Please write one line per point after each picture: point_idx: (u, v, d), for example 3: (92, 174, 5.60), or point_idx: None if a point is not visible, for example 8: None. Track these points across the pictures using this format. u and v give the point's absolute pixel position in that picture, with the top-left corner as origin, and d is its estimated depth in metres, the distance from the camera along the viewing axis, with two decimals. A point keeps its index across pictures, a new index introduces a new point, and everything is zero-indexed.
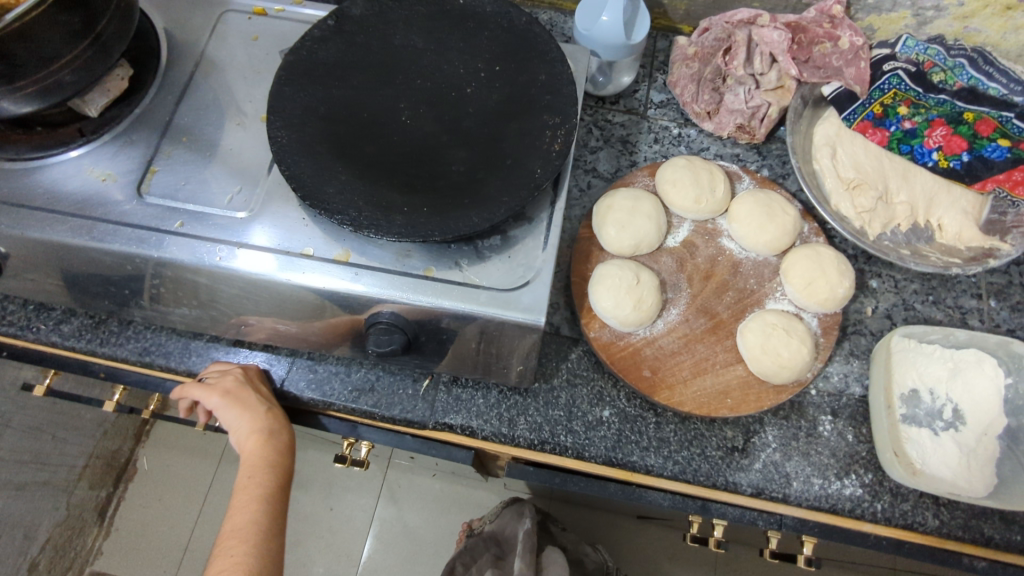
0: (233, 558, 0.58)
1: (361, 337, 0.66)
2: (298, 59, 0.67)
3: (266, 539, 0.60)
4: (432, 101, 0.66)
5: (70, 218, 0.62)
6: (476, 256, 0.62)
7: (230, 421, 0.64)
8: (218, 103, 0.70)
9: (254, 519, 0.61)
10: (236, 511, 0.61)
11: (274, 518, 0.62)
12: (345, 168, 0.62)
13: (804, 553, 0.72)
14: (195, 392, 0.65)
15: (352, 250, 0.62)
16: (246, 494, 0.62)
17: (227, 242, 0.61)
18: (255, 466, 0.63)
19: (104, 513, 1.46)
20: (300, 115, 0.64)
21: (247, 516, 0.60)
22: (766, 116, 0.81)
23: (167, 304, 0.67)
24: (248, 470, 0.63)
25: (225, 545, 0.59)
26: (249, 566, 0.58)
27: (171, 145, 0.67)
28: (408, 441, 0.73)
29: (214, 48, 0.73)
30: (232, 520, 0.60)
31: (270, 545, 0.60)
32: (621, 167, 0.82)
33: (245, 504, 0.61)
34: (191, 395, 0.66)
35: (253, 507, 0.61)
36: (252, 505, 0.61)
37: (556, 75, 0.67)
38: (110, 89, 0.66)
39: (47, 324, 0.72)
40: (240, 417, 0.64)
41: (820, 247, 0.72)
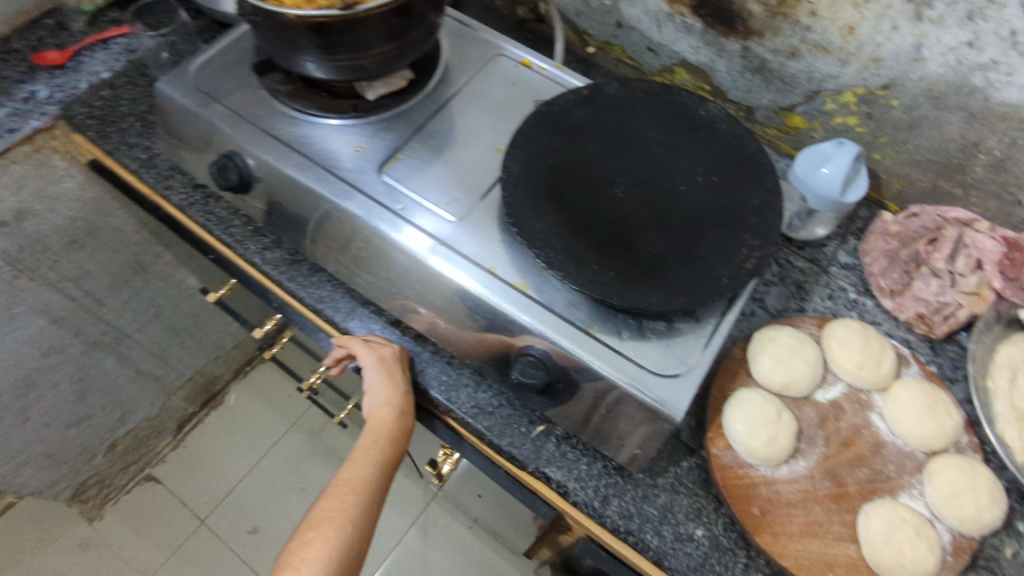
0: (343, 502, 0.64)
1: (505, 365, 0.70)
2: (548, 112, 0.76)
3: (372, 499, 0.66)
4: (647, 186, 0.72)
5: (321, 171, 0.73)
6: (638, 332, 0.65)
7: (374, 385, 0.70)
8: (467, 122, 0.79)
9: (368, 479, 0.66)
10: (355, 466, 0.67)
11: (382, 486, 0.68)
12: (555, 213, 0.68)
13: None
14: (357, 346, 0.73)
15: (531, 284, 0.67)
16: (368, 454, 0.68)
17: (433, 236, 0.69)
18: (381, 434, 0.69)
19: (182, 426, 1.61)
20: (533, 156, 0.72)
21: (363, 473, 0.67)
22: (952, 315, 0.80)
23: (357, 267, 0.75)
24: (375, 435, 0.69)
25: (338, 490, 0.65)
26: (352, 517, 0.63)
27: (419, 143, 0.77)
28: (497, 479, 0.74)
29: (480, 80, 0.84)
30: (350, 470, 0.67)
31: (373, 507, 0.66)
32: (788, 308, 0.83)
33: (364, 462, 0.67)
34: (354, 348, 0.73)
35: (369, 468, 0.67)
36: (369, 466, 0.67)
37: (768, 203, 0.71)
38: (391, 84, 0.79)
39: (255, 246, 0.81)
40: (384, 387, 0.70)
41: (975, 462, 0.69)
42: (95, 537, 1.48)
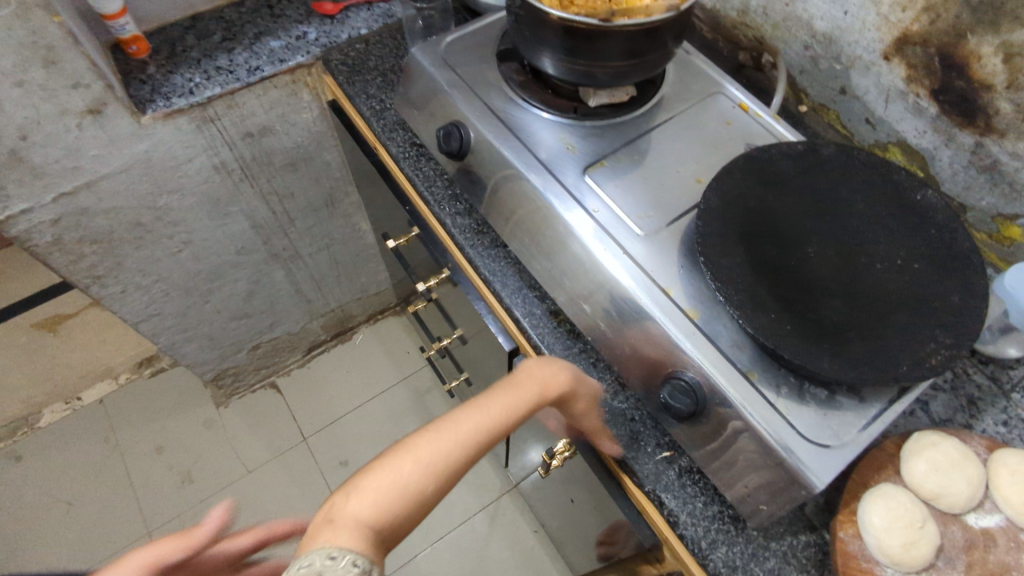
0: (437, 444, 0.56)
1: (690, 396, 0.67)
2: (758, 158, 0.77)
3: (467, 455, 0.58)
4: (843, 253, 0.70)
5: (531, 157, 0.79)
6: (797, 392, 0.65)
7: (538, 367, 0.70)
8: (676, 147, 0.82)
9: (475, 434, 0.59)
10: (468, 414, 0.61)
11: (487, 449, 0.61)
12: (744, 255, 0.69)
13: None
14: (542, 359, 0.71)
15: (701, 314, 0.69)
16: (486, 411, 0.62)
17: (618, 242, 0.73)
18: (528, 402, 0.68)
19: (312, 350, 1.77)
20: (734, 195, 0.73)
21: (471, 426, 0.59)
22: None
23: (534, 252, 0.80)
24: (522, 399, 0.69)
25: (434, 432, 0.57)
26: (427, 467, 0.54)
27: (625, 155, 0.81)
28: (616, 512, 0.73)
29: (696, 111, 0.86)
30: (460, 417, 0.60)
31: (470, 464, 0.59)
32: (953, 420, 0.78)
33: (479, 415, 0.61)
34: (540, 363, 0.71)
35: (482, 425, 0.60)
36: (483, 422, 0.60)
37: (971, 305, 0.67)
38: (613, 96, 0.85)
39: (450, 209, 0.88)
40: (547, 370, 0.70)
41: None
42: (217, 420, 1.68)
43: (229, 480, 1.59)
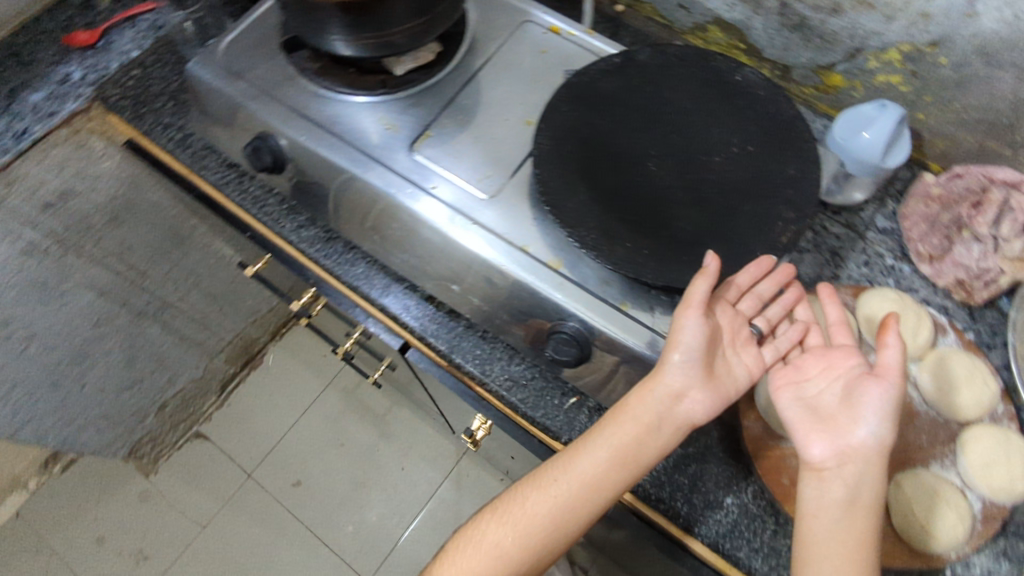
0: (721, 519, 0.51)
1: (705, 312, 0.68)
2: (578, 85, 0.74)
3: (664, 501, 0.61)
4: (681, 159, 0.70)
5: (353, 150, 0.73)
6: (671, 308, 0.67)
7: (693, 332, 0.62)
8: (497, 94, 0.78)
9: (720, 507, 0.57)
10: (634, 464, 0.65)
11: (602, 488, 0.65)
12: (588, 192, 0.67)
13: None
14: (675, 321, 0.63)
15: (564, 262, 0.68)
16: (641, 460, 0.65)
17: (466, 214, 0.70)
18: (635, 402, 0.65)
19: (225, 387, 1.69)
20: (564, 131, 0.71)
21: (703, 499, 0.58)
22: (994, 282, 0.78)
23: (390, 246, 0.77)
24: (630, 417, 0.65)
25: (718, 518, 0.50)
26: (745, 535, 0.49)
27: (449, 118, 0.76)
28: (580, 518, 0.65)
29: (509, 47, 0.82)
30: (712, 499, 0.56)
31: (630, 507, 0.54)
32: (822, 276, 0.82)
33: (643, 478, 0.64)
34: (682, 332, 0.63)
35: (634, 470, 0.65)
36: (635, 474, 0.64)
37: (806, 175, 0.69)
38: (418, 58, 0.78)
39: (290, 225, 0.83)
40: (704, 331, 0.63)
41: (1011, 433, 0.69)
42: (152, 489, 1.59)
43: (186, 542, 1.54)
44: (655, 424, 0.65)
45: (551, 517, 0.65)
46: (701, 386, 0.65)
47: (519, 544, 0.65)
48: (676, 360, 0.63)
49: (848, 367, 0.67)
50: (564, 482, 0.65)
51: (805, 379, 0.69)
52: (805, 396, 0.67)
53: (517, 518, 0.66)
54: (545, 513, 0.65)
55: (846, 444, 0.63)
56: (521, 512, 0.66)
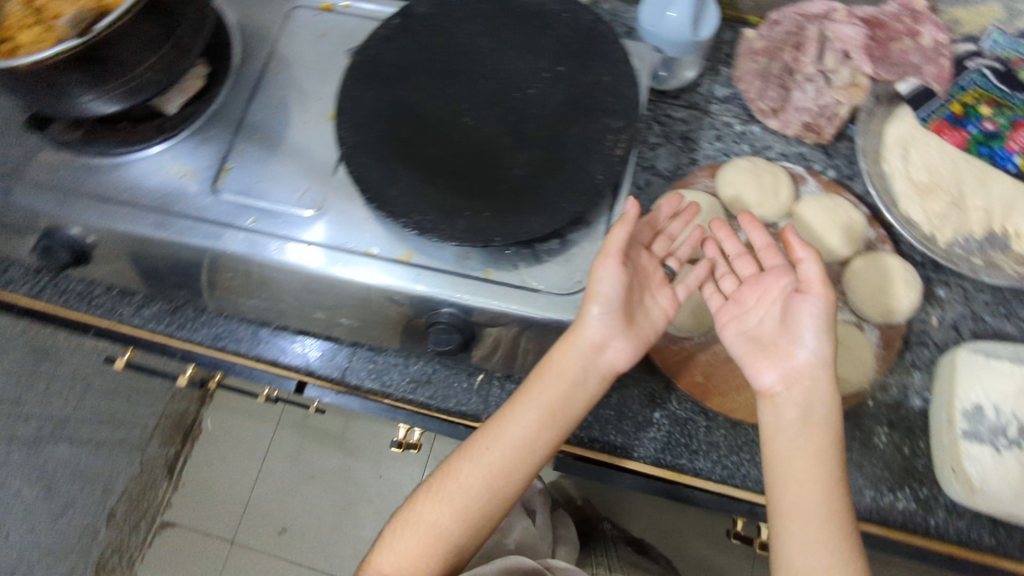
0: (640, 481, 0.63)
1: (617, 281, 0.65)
2: (364, 59, 0.67)
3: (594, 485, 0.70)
4: (494, 101, 0.66)
5: (152, 213, 0.65)
6: (534, 259, 0.63)
7: (613, 280, 0.61)
8: (287, 99, 0.71)
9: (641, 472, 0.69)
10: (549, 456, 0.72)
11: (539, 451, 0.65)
12: (410, 171, 0.62)
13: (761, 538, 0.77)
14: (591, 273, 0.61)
15: (414, 251, 0.64)
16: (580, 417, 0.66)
17: (296, 239, 0.64)
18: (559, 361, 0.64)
19: (173, 467, 1.53)
20: (365, 114, 0.65)
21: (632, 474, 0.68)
22: (835, 115, 0.78)
23: (239, 295, 0.71)
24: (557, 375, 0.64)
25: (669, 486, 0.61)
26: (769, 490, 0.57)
27: (244, 143, 0.69)
28: (515, 479, 0.64)
29: (284, 42, 0.74)
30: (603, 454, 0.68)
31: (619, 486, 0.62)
32: (681, 165, 0.81)
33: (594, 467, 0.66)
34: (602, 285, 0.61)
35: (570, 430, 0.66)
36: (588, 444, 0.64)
37: (621, 76, 0.66)
38: (187, 88, 0.69)
39: (130, 307, 0.78)
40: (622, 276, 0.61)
41: (886, 255, 0.71)
42: None
43: None
44: (579, 378, 0.65)
45: (486, 485, 0.63)
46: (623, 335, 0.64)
47: (458, 518, 0.63)
48: (597, 312, 0.61)
49: (781, 288, 0.63)
50: (497, 449, 0.64)
51: (747, 311, 0.66)
52: (747, 328, 0.65)
53: (452, 493, 0.63)
54: (479, 483, 0.63)
55: (790, 367, 0.61)
56: (454, 487, 0.63)
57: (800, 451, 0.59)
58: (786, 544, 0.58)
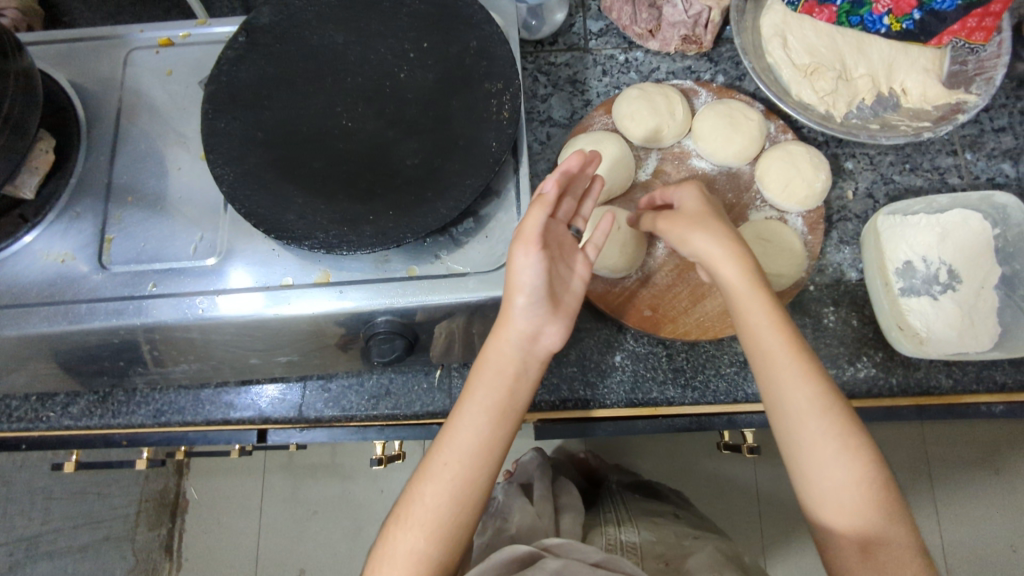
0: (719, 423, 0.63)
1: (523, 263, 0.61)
2: (219, 86, 0.63)
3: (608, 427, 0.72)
4: (367, 96, 0.63)
5: (42, 307, 0.61)
6: (454, 243, 0.62)
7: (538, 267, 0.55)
8: (153, 151, 0.67)
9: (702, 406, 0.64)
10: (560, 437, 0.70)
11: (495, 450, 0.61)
12: (300, 191, 0.59)
13: (746, 443, 0.79)
14: (512, 263, 0.55)
15: (330, 270, 0.61)
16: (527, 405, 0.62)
17: (204, 292, 0.61)
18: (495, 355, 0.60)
19: (170, 546, 1.51)
20: (237, 145, 0.61)
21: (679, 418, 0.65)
22: (709, 21, 0.76)
23: (166, 365, 0.67)
24: (499, 365, 0.60)
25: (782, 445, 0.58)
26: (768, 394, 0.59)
27: (120, 208, 0.64)
28: (479, 486, 0.59)
29: (131, 92, 0.69)
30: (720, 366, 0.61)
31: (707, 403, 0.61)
32: (576, 109, 0.80)
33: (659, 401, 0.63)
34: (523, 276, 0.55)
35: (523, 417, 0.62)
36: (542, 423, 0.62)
37: (488, 37, 0.64)
38: (38, 166, 0.63)
39: (55, 410, 0.73)
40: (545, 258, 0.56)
41: (790, 144, 0.72)
42: None
43: None
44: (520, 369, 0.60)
45: (453, 503, 0.58)
46: (552, 318, 0.60)
47: (434, 542, 0.57)
48: (524, 302, 0.57)
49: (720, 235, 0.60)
50: (454, 460, 0.59)
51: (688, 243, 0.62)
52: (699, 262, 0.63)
53: (421, 517, 0.58)
54: (446, 500, 0.58)
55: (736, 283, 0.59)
56: (422, 511, 0.58)
57: (773, 351, 0.58)
58: (793, 440, 0.57)
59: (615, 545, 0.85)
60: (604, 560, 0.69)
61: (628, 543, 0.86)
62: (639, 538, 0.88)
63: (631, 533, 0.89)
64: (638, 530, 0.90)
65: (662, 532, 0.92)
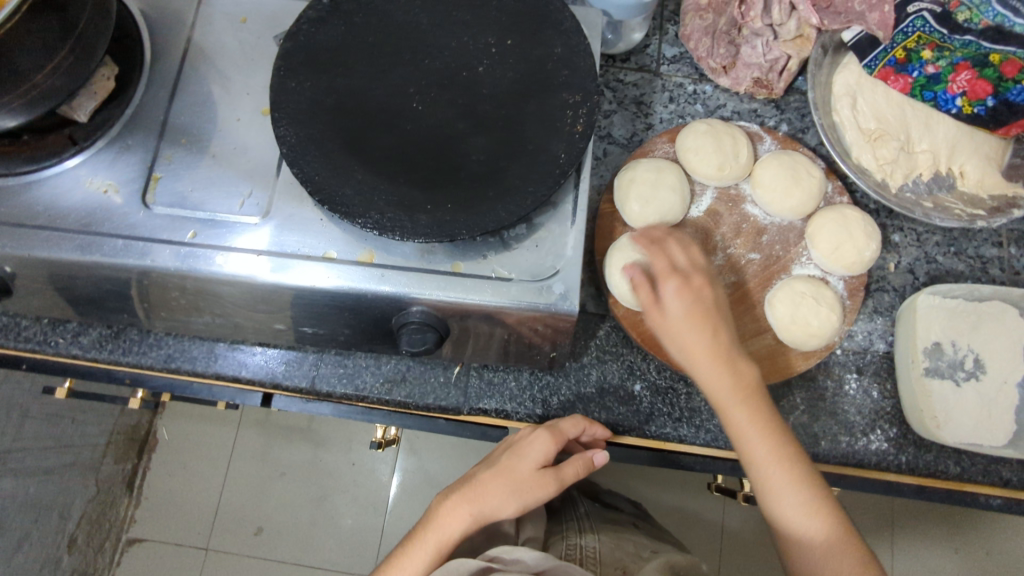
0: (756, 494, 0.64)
1: (516, 447, 0.66)
2: (296, 46, 0.61)
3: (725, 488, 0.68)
4: (443, 84, 0.61)
5: (76, 235, 0.59)
6: (504, 246, 0.61)
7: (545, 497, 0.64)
8: (216, 97, 0.65)
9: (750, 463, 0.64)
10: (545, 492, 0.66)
11: None
12: (362, 168, 0.58)
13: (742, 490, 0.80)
14: (535, 490, 0.63)
15: (376, 251, 0.60)
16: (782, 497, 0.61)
17: (218, 247, 0.59)
18: (472, 516, 0.62)
19: (132, 483, 1.47)
20: (305, 109, 0.60)
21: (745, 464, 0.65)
22: (785, 69, 0.77)
23: (188, 313, 0.66)
24: (461, 525, 0.61)
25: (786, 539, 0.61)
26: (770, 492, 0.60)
27: (171, 148, 0.63)
28: None
29: (201, 33, 0.67)
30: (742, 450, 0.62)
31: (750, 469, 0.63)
32: (636, 131, 0.80)
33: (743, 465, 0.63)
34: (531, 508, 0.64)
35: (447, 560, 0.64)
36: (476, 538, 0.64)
37: (572, 47, 0.63)
38: (97, 91, 0.62)
39: (65, 337, 0.72)
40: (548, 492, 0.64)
41: (846, 208, 0.72)
42: None
43: None
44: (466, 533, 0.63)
45: None
46: None
47: None
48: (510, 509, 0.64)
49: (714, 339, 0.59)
50: None
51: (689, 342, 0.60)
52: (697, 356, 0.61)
53: None
54: None
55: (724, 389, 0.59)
56: None
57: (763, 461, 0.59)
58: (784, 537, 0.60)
59: (574, 553, 0.77)
60: (551, 568, 0.62)
61: (588, 551, 0.77)
62: (598, 545, 0.80)
63: (592, 540, 0.81)
64: (598, 538, 0.82)
65: (622, 541, 0.84)
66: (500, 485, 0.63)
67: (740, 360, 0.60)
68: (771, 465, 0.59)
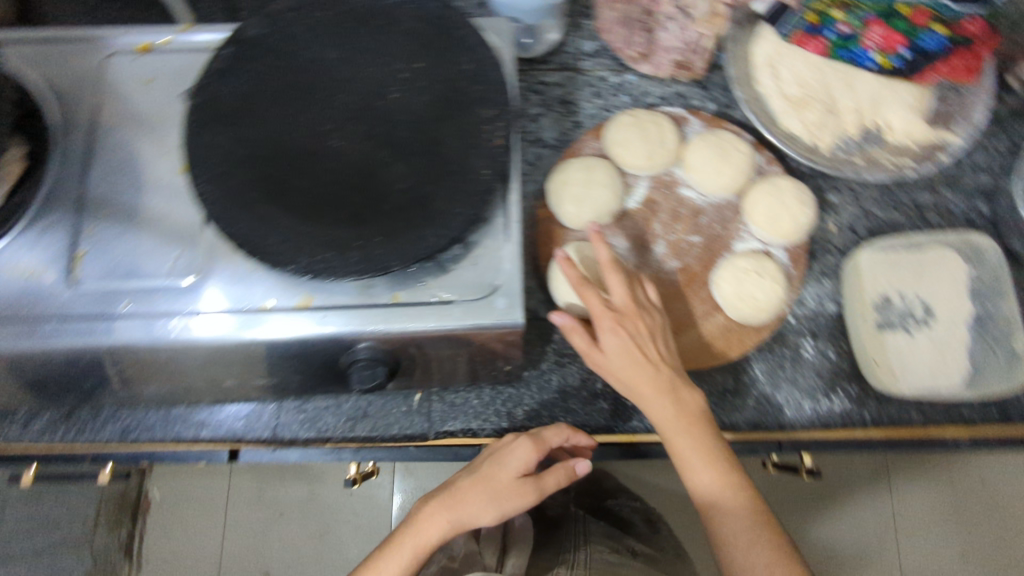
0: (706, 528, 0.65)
1: (500, 454, 0.65)
2: (202, 100, 0.60)
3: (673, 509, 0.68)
4: (356, 116, 0.61)
5: (6, 325, 0.58)
6: (441, 269, 0.61)
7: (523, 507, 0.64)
8: (129, 162, 0.64)
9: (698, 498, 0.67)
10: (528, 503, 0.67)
11: None
12: (285, 213, 0.58)
13: None
14: (510, 498, 0.63)
15: (313, 294, 0.59)
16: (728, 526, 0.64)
17: (157, 314, 0.58)
18: (449, 519, 0.63)
19: (131, 548, 1.43)
20: (220, 163, 0.59)
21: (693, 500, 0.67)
22: (702, 48, 0.77)
23: (136, 383, 0.65)
24: (439, 529, 0.63)
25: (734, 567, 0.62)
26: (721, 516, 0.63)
27: (92, 221, 0.62)
28: None
29: (106, 100, 0.66)
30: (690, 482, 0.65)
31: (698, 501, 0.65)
32: (566, 131, 0.80)
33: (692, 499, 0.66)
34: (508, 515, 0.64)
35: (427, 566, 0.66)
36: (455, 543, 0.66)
37: (481, 62, 0.63)
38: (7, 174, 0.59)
39: (16, 425, 0.71)
40: (527, 501, 0.64)
41: (777, 178, 0.73)
42: None
43: None
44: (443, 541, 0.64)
45: None
46: None
47: None
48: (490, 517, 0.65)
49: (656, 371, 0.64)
50: None
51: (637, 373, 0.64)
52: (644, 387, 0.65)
53: None
54: None
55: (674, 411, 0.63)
56: None
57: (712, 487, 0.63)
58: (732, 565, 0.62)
59: None
60: None
61: None
62: None
63: None
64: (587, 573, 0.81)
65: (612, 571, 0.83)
66: (479, 489, 0.64)
67: (684, 391, 0.64)
68: (717, 487, 0.62)
